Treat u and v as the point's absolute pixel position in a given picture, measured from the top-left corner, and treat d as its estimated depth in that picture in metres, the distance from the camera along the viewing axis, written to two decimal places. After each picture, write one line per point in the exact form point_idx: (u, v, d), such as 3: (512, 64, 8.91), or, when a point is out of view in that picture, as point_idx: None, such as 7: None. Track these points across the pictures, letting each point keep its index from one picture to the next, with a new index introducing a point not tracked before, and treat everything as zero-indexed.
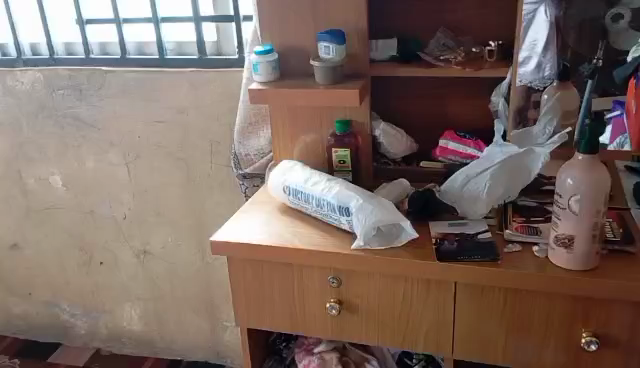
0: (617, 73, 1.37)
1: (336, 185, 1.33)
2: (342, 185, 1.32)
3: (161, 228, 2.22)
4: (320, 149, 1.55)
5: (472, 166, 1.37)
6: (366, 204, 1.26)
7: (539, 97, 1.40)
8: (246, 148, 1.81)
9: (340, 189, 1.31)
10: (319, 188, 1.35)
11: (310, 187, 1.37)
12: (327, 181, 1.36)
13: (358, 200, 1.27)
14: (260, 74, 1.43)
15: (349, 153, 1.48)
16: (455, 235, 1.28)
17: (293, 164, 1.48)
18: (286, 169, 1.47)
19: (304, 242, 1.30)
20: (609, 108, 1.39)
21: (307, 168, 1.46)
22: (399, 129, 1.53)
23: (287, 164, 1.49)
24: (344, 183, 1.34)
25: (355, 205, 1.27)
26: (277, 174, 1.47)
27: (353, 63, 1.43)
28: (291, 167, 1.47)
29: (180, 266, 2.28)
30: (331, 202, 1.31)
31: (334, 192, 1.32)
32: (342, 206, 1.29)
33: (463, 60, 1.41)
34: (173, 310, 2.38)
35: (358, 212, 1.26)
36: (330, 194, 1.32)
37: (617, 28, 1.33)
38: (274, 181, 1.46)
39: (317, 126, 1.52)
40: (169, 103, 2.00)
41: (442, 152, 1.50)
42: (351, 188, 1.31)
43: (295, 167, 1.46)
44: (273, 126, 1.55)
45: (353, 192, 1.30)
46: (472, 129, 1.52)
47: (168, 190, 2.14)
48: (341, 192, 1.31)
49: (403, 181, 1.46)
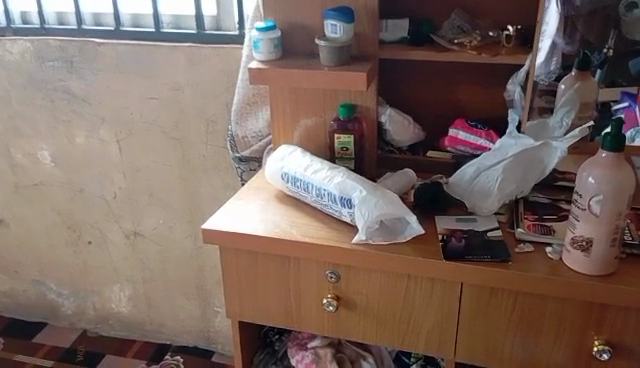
0: (633, 63, 1.29)
1: (337, 174, 1.25)
2: (344, 174, 1.24)
3: (153, 209, 2.14)
4: (322, 135, 1.46)
5: (483, 159, 1.29)
6: (369, 197, 1.17)
7: (556, 87, 1.32)
8: (244, 130, 1.73)
9: (342, 178, 1.23)
10: (320, 177, 1.27)
11: (311, 175, 1.29)
12: (328, 169, 1.28)
13: (361, 191, 1.19)
14: (261, 52, 1.34)
15: (352, 140, 1.40)
16: (463, 233, 1.20)
17: (293, 149, 1.40)
18: (286, 154, 1.39)
19: (302, 234, 1.22)
20: (616, 100, 1.31)
21: (307, 154, 1.38)
22: (406, 116, 1.45)
23: (286, 148, 1.41)
24: (346, 172, 1.26)
25: (357, 197, 1.19)
26: (276, 160, 1.39)
27: (360, 43, 1.34)
28: (291, 152, 1.39)
29: (171, 249, 2.20)
30: (332, 193, 1.23)
31: (336, 182, 1.24)
32: (344, 197, 1.21)
33: (479, 44, 1.32)
34: (163, 294, 2.31)
35: (360, 205, 1.17)
36: (331, 184, 1.24)
37: (631, 17, 1.26)
38: (272, 166, 1.39)
39: (319, 110, 1.44)
40: (164, 80, 1.90)
41: (452, 142, 1.40)
42: (354, 178, 1.22)
43: (295, 153, 1.39)
44: (273, 108, 1.46)
45: (355, 182, 1.21)
46: (483, 118, 1.44)
47: (161, 170, 2.06)
48: (342, 182, 1.22)
49: (409, 171, 1.39)
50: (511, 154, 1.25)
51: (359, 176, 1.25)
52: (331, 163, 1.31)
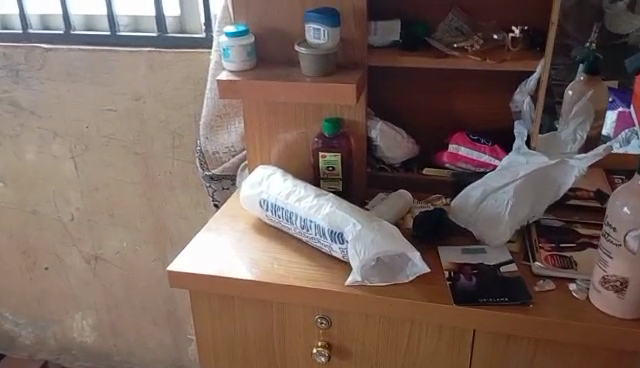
0: (630, 62, 1.15)
1: (324, 202, 1.08)
2: (334, 203, 1.07)
3: (115, 231, 1.94)
4: (304, 153, 1.29)
5: (490, 179, 1.13)
6: (365, 232, 1.00)
7: (563, 93, 1.17)
8: (214, 145, 1.54)
9: (331, 208, 1.05)
10: (305, 205, 1.09)
11: (294, 203, 1.12)
12: (314, 196, 1.11)
13: (354, 224, 1.01)
14: (231, 61, 1.16)
15: (339, 158, 1.24)
16: (472, 269, 1.04)
17: (270, 171, 1.22)
18: (262, 178, 1.21)
19: (286, 275, 1.05)
20: (599, 97, 1.17)
21: (288, 176, 1.20)
22: (398, 129, 1.28)
23: (263, 170, 1.23)
24: (335, 200, 1.08)
25: (350, 232, 1.01)
26: (252, 184, 1.21)
27: (347, 49, 1.16)
28: (269, 175, 1.21)
29: (138, 273, 2.00)
30: (320, 225, 1.06)
31: (325, 212, 1.06)
32: (334, 231, 1.03)
33: (482, 49, 1.16)
34: (131, 321, 2.11)
35: (354, 242, 1.00)
36: (318, 215, 1.06)
37: (615, 8, 1.11)
38: (247, 192, 1.21)
39: (300, 125, 1.26)
40: (123, 89, 1.70)
41: (452, 159, 1.25)
42: (345, 208, 1.04)
43: (274, 175, 1.21)
44: (247, 124, 1.28)
45: (347, 213, 1.04)
46: (484, 130, 1.28)
47: (124, 188, 1.85)
48: (332, 213, 1.04)
49: (405, 193, 1.23)
50: (523, 174, 1.10)
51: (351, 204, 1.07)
52: (316, 189, 1.14)
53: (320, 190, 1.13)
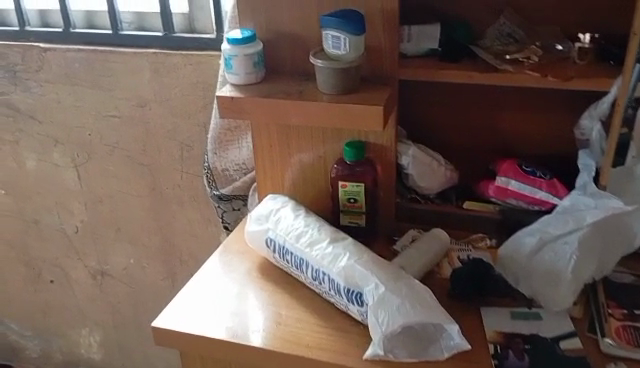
0: None
1: (341, 251, 0.88)
2: (352, 254, 0.86)
3: (121, 246, 1.78)
4: (321, 180, 1.09)
5: (549, 225, 0.92)
6: (390, 296, 0.80)
7: (635, 114, 0.90)
8: (222, 161, 1.35)
9: (348, 261, 0.85)
10: (316, 253, 0.90)
11: (304, 248, 0.92)
12: (329, 241, 0.91)
13: (376, 285, 0.81)
14: (234, 74, 0.96)
15: (363, 189, 1.03)
16: (524, 344, 0.84)
17: (281, 204, 1.03)
18: (270, 212, 1.02)
19: (293, 340, 0.87)
20: None
21: (301, 210, 1.01)
22: (434, 154, 1.07)
23: (271, 202, 1.04)
24: (354, 248, 0.88)
25: (371, 295, 0.81)
26: (257, 219, 1.02)
27: (375, 60, 0.95)
28: (278, 208, 1.02)
29: (146, 291, 1.84)
30: (334, 281, 0.86)
31: (340, 265, 0.86)
32: (352, 290, 0.84)
33: (541, 62, 0.93)
34: (140, 339, 1.97)
35: (375, 309, 0.80)
36: (332, 268, 0.87)
37: None
38: (251, 228, 1.02)
39: (317, 147, 1.06)
40: (127, 94, 1.53)
41: (499, 193, 1.03)
42: (365, 262, 0.84)
43: (284, 209, 1.01)
44: (255, 145, 1.08)
45: (367, 269, 0.83)
46: (540, 158, 1.06)
47: (129, 201, 1.69)
48: (348, 268, 0.85)
49: (441, 232, 1.03)
50: (589, 222, 0.88)
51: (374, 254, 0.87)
52: (333, 229, 0.94)
53: (338, 231, 0.94)
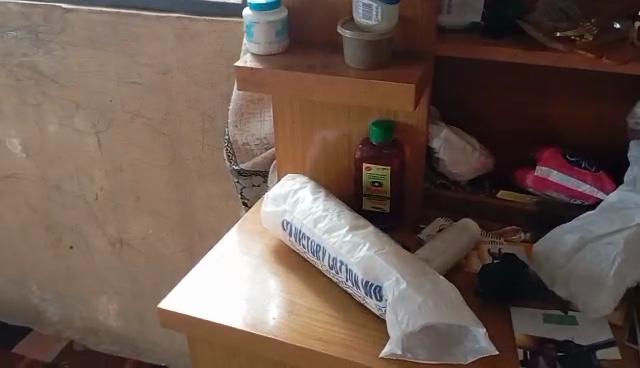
0: None
1: (361, 241, 0.81)
2: (373, 244, 0.80)
3: (140, 216, 1.74)
4: (345, 161, 1.02)
5: (591, 222, 0.84)
6: (411, 293, 0.73)
7: None
8: (244, 136, 1.29)
9: (368, 252, 0.79)
10: (335, 241, 0.84)
11: (321, 235, 0.86)
12: (349, 228, 0.84)
13: (396, 281, 0.75)
14: (254, 43, 0.89)
15: (389, 173, 0.97)
16: (557, 351, 0.78)
17: (299, 184, 0.97)
18: (288, 193, 0.96)
19: (305, 332, 0.81)
20: None
21: (321, 193, 0.95)
22: (467, 137, 0.99)
23: (290, 182, 0.98)
24: (374, 238, 0.82)
25: (391, 291, 0.75)
26: (274, 200, 0.96)
27: (410, 33, 0.87)
28: (297, 189, 0.96)
29: (164, 263, 1.80)
30: (352, 272, 0.80)
31: (359, 256, 0.80)
32: (370, 283, 0.78)
33: (596, 42, 0.83)
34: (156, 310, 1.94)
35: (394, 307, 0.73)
36: (350, 259, 0.80)
37: None
38: (267, 209, 0.96)
39: (342, 127, 0.99)
40: (150, 60, 1.47)
41: (539, 184, 0.94)
42: (386, 254, 0.78)
43: (302, 191, 0.95)
44: (276, 122, 1.02)
45: (388, 262, 0.77)
46: (584, 147, 0.97)
47: (149, 171, 1.64)
48: (368, 260, 0.78)
49: (470, 223, 0.95)
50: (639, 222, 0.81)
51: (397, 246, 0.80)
52: (354, 215, 0.88)
53: (359, 218, 0.87)
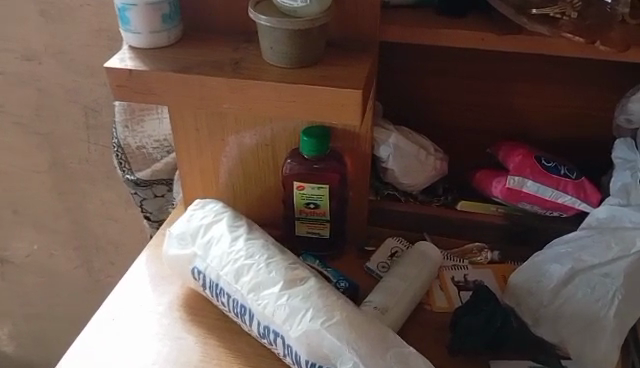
0: None
1: (302, 307, 0.64)
2: (318, 312, 0.63)
3: (23, 230, 1.35)
4: (269, 177, 0.80)
5: (580, 249, 0.69)
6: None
7: None
8: (135, 140, 0.99)
9: (313, 324, 0.62)
10: (266, 304, 0.65)
11: (248, 295, 0.66)
12: (283, 287, 0.66)
13: (353, 365, 0.59)
14: (133, 33, 0.64)
15: (327, 192, 0.76)
16: None
17: (213, 214, 0.74)
18: (198, 230, 0.73)
19: None
20: None
21: (242, 225, 0.73)
22: (421, 140, 0.79)
23: (198, 212, 0.75)
24: (317, 300, 0.64)
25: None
26: (179, 239, 0.73)
27: (347, 11, 0.65)
28: (209, 224, 0.73)
29: (61, 282, 1.44)
30: (293, 348, 0.63)
31: (301, 327, 0.63)
32: (319, 365, 0.62)
33: (582, 22, 0.65)
34: (59, 339, 1.57)
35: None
36: (290, 331, 0.63)
37: None
38: (171, 252, 0.73)
39: (262, 132, 0.77)
40: (7, 43, 1.09)
41: (511, 195, 0.77)
42: (337, 328, 0.61)
43: (217, 226, 0.73)
44: (179, 134, 0.78)
45: (341, 340, 0.61)
46: (556, 142, 0.82)
47: (25, 178, 1.26)
48: (315, 336, 0.61)
49: (430, 248, 0.77)
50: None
51: (348, 309, 0.63)
52: (288, 261, 0.69)
53: (296, 265, 0.68)
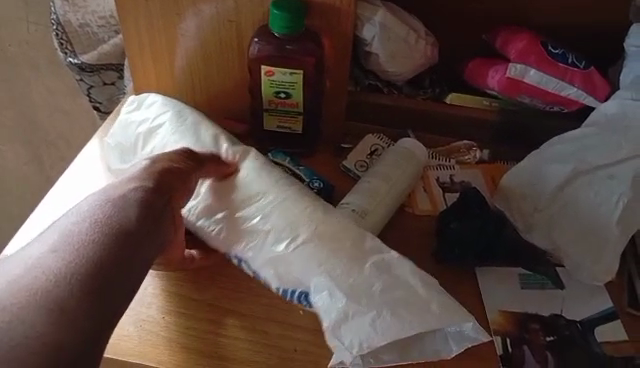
0: None
1: (262, 228, 0.57)
2: (282, 232, 0.56)
3: None
4: (234, 60, 0.69)
5: (585, 148, 0.62)
6: (357, 310, 0.52)
7: None
8: (74, 16, 0.85)
9: (276, 249, 0.56)
10: (220, 229, 0.59)
11: (199, 223, 0.60)
12: (242, 207, 0.58)
13: (328, 293, 0.53)
14: None
15: (301, 78, 0.65)
16: (545, 335, 0.58)
17: (151, 115, 0.65)
18: (136, 140, 0.65)
19: (205, 346, 0.57)
20: None
21: (187, 132, 0.64)
22: (411, 20, 0.68)
23: (135, 115, 0.66)
24: (279, 216, 0.57)
25: (326, 312, 0.53)
26: (119, 152, 0.65)
27: None
28: (148, 130, 0.64)
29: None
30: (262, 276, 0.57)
31: (264, 255, 0.56)
32: (290, 291, 0.56)
33: None
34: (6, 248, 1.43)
35: (335, 331, 0.52)
36: (252, 260, 0.57)
37: None
38: (112, 168, 0.65)
39: (225, 5, 0.65)
40: None
41: (510, 86, 0.68)
42: (305, 249, 0.55)
43: (157, 133, 0.64)
44: (125, 2, 0.66)
45: (312, 262, 0.54)
46: (562, 28, 0.72)
47: None
48: (280, 261, 0.56)
49: (416, 146, 0.68)
50: None
51: (315, 220, 0.56)
52: (246, 168, 0.60)
53: (252, 174, 0.59)
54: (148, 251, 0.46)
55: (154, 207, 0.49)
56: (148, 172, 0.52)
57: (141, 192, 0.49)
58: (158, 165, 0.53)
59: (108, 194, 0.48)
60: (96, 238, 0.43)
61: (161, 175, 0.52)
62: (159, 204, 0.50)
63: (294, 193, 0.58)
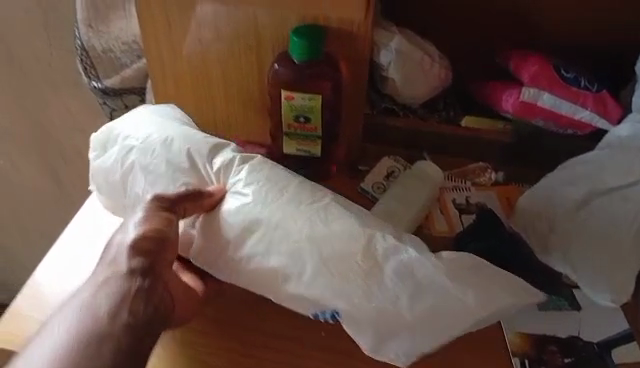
0: None
1: (271, 262, 0.54)
2: (293, 265, 0.53)
3: None
4: (253, 84, 0.71)
5: (600, 170, 0.63)
6: (397, 332, 0.52)
7: None
8: (98, 45, 0.88)
9: (291, 287, 0.53)
10: (225, 267, 0.56)
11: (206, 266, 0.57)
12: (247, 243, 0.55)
13: (363, 324, 0.52)
14: None
15: (320, 103, 0.67)
16: (562, 356, 0.58)
17: (119, 157, 0.60)
18: (116, 184, 0.61)
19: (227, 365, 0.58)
20: None
21: (163, 169, 0.59)
22: (426, 46, 0.70)
23: (104, 160, 0.61)
24: (285, 247, 0.54)
25: (370, 341, 0.53)
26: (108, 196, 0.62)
27: None
28: (123, 174, 0.60)
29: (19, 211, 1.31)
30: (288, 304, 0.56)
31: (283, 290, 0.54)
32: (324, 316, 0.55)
33: None
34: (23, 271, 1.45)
35: (377, 350, 0.53)
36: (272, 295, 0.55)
37: None
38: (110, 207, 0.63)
39: (246, 32, 0.67)
40: None
41: (523, 110, 0.70)
42: (319, 284, 0.52)
43: (132, 176, 0.60)
44: (148, 28, 0.68)
45: (333, 293, 0.52)
46: (572, 53, 0.74)
47: None
48: (301, 298, 0.54)
49: (431, 167, 0.69)
50: None
51: (319, 249, 0.53)
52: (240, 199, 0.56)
53: (246, 207, 0.56)
54: (136, 345, 0.51)
55: (133, 300, 0.52)
56: (126, 254, 0.53)
57: (118, 285, 0.52)
58: (132, 242, 0.53)
59: (90, 297, 0.52)
60: (80, 351, 0.49)
61: (140, 252, 0.53)
62: (141, 290, 0.53)
63: (293, 216, 0.55)
